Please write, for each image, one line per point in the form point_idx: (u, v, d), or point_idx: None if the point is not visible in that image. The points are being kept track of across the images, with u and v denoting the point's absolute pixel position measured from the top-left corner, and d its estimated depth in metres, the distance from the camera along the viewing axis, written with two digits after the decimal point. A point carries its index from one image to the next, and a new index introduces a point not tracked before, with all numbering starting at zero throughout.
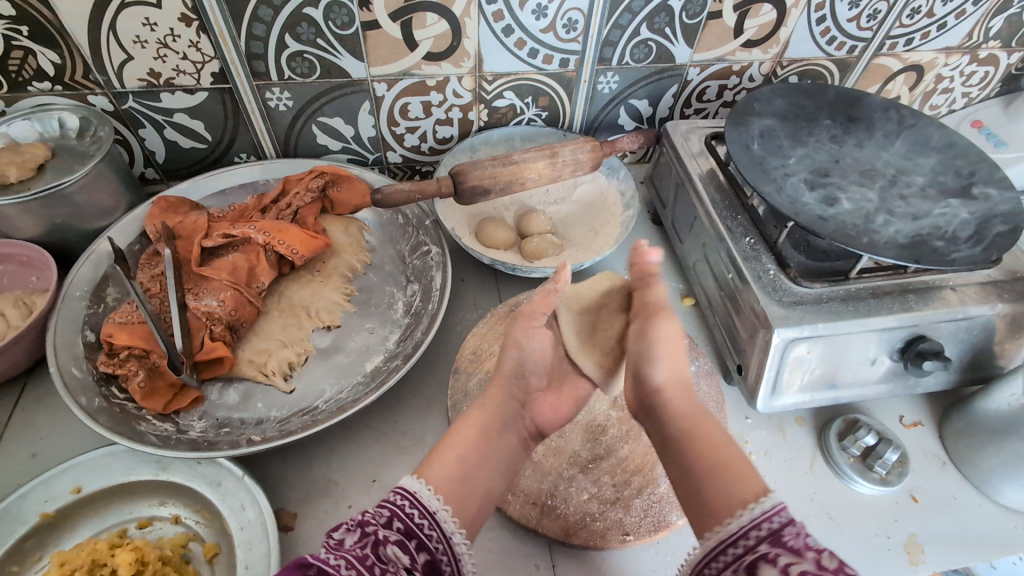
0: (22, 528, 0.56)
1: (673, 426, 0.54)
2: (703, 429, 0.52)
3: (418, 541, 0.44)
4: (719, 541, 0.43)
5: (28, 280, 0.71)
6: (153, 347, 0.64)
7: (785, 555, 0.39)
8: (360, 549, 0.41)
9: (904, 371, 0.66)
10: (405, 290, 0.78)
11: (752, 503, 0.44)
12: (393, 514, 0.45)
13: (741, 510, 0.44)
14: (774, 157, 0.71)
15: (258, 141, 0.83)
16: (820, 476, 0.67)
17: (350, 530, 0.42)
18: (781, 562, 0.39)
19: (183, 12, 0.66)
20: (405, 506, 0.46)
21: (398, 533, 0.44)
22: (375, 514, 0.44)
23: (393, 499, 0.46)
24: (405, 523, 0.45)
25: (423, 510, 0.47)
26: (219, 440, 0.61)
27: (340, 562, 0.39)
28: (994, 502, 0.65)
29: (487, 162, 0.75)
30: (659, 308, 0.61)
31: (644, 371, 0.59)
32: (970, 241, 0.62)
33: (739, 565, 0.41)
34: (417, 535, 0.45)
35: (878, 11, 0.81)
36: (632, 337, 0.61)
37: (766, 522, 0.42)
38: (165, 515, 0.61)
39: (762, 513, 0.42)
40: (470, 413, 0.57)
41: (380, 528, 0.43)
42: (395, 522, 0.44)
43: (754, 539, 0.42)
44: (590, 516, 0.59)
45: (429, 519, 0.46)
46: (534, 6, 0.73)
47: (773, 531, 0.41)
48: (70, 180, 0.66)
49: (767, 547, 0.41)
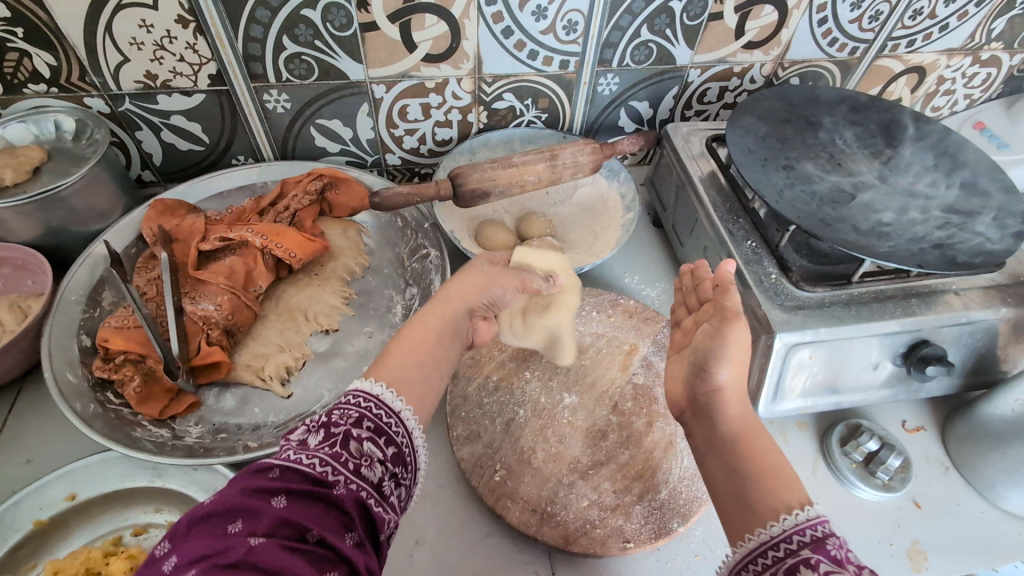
0: (15, 536, 0.56)
1: (722, 427, 0.53)
2: (754, 436, 0.51)
3: (389, 437, 0.45)
4: (761, 542, 0.44)
5: (23, 284, 0.70)
6: (149, 352, 0.63)
7: (827, 562, 0.40)
8: (330, 448, 0.42)
9: (907, 375, 0.65)
10: (404, 293, 0.77)
11: (795, 511, 0.44)
12: (363, 415, 0.44)
13: (784, 515, 0.44)
14: (776, 160, 0.70)
15: (255, 143, 0.83)
16: (823, 482, 0.67)
17: (313, 432, 0.43)
18: (822, 569, 0.40)
19: (180, 13, 0.66)
20: (373, 407, 0.45)
21: (369, 431, 0.44)
22: (342, 414, 0.44)
23: (356, 400, 0.45)
24: (375, 423, 0.45)
25: (388, 411, 0.46)
26: (216, 446, 0.61)
27: (314, 461, 0.40)
28: (997, 508, 0.65)
29: (487, 165, 0.74)
30: (735, 312, 0.54)
31: (708, 371, 0.54)
32: (975, 246, 0.62)
33: (778, 568, 0.42)
34: (386, 432, 0.45)
35: (880, 12, 0.80)
36: (704, 335, 0.56)
37: (810, 529, 0.42)
38: (161, 522, 0.60)
39: (806, 520, 0.43)
40: (424, 315, 0.55)
41: (348, 428, 0.43)
42: (365, 421, 0.44)
43: (797, 544, 0.42)
44: (590, 523, 0.59)
45: (395, 418, 0.46)
46: (534, 7, 0.72)
47: (817, 538, 0.42)
48: (66, 182, 0.66)
49: (810, 552, 0.41)
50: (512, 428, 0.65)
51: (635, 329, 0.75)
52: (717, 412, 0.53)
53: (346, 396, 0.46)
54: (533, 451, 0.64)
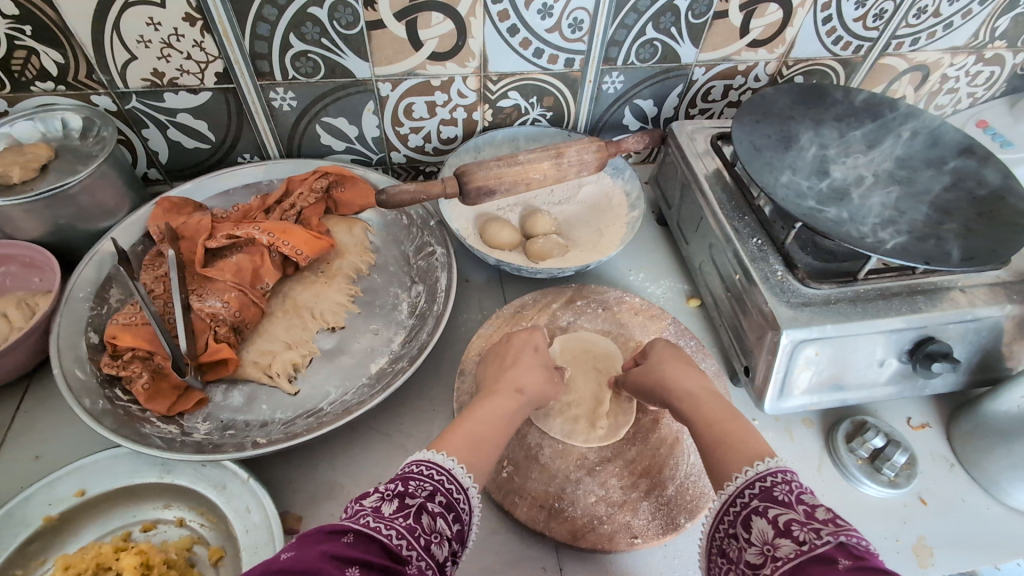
0: (25, 531, 0.56)
1: (675, 393, 0.59)
2: (706, 403, 0.56)
3: (457, 514, 0.45)
4: (722, 503, 0.47)
5: (30, 281, 0.71)
6: (157, 349, 0.63)
7: (775, 508, 0.43)
8: (403, 518, 0.41)
9: (913, 372, 0.65)
10: (410, 291, 0.78)
11: (744, 468, 0.47)
12: (435, 489, 0.45)
13: (736, 474, 0.47)
14: (781, 159, 0.71)
15: (262, 141, 0.83)
16: (828, 479, 0.67)
17: (388, 500, 0.42)
18: (771, 513, 0.42)
19: (187, 11, 0.66)
20: (444, 481, 0.46)
21: (441, 505, 0.44)
22: (418, 485, 0.44)
23: (428, 473, 0.46)
24: (446, 497, 0.45)
25: (459, 485, 0.46)
26: (225, 442, 0.61)
27: (391, 532, 0.40)
28: (1002, 504, 0.65)
29: (494, 163, 0.74)
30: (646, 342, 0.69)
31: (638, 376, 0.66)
32: (981, 242, 0.62)
33: (737, 522, 0.45)
34: (455, 508, 0.45)
35: (885, 10, 0.80)
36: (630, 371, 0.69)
37: (759, 481, 0.45)
38: (170, 518, 0.61)
39: (755, 474, 0.45)
40: (488, 408, 0.56)
41: (423, 500, 0.43)
42: (438, 496, 0.44)
43: (748, 497, 0.45)
44: (598, 518, 0.59)
45: (463, 494, 0.46)
46: (540, 6, 0.72)
47: (765, 489, 0.44)
48: (74, 180, 0.66)
49: (759, 502, 0.44)
50: (520, 426, 0.65)
51: (640, 327, 0.75)
52: (668, 385, 0.60)
53: (416, 467, 0.46)
54: (540, 448, 0.64)
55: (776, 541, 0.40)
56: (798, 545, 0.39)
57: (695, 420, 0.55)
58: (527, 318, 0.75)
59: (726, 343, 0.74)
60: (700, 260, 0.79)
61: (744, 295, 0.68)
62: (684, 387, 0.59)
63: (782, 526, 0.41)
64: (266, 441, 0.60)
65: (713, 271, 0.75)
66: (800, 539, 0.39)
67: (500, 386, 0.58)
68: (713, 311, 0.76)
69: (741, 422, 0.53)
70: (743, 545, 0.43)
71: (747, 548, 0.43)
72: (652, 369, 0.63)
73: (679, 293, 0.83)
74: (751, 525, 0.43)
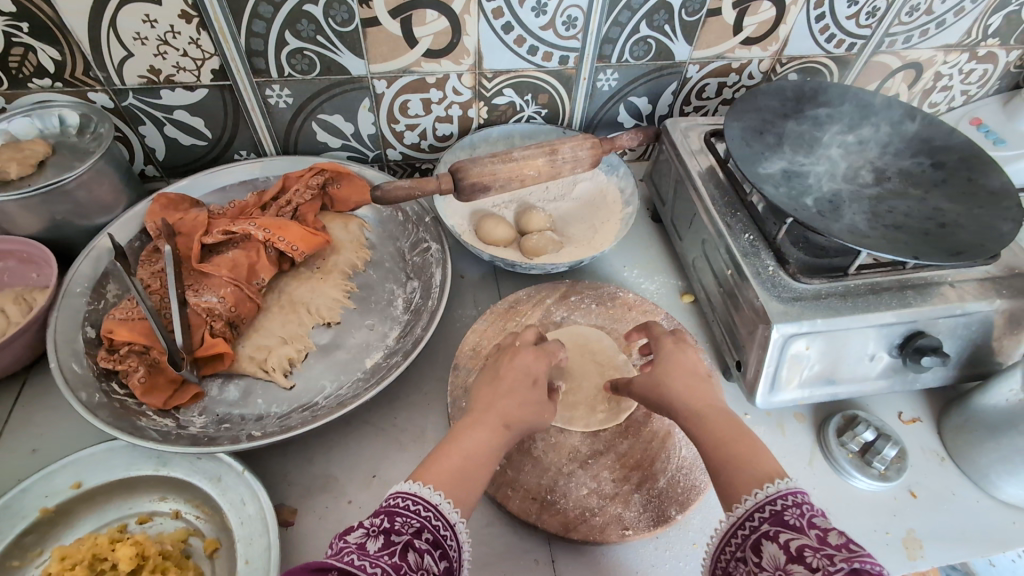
0: (22, 523, 0.56)
1: (681, 407, 0.57)
2: (716, 415, 0.55)
3: (444, 551, 0.45)
4: (731, 524, 0.47)
5: (27, 277, 0.71)
6: (153, 344, 0.64)
7: (787, 533, 0.43)
8: (388, 557, 0.41)
9: (904, 367, 0.66)
10: (405, 287, 0.78)
11: (755, 489, 0.47)
12: (422, 526, 0.45)
13: (748, 496, 0.47)
14: (772, 156, 0.71)
15: (258, 138, 0.83)
16: (819, 472, 0.68)
17: (374, 537, 0.42)
18: (781, 538, 0.43)
19: (183, 9, 0.66)
20: (431, 517, 0.46)
21: (427, 543, 0.44)
22: (405, 522, 0.44)
23: (415, 509, 0.45)
24: (432, 534, 0.45)
25: (446, 522, 0.46)
26: (219, 436, 0.61)
27: (376, 570, 0.39)
28: (992, 498, 0.66)
29: (488, 160, 0.75)
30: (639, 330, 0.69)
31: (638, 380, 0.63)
32: (970, 236, 0.62)
33: (746, 545, 0.45)
34: (442, 545, 0.45)
35: (877, 8, 0.81)
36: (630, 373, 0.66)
37: (769, 504, 0.45)
38: (165, 510, 0.61)
39: (766, 497, 0.46)
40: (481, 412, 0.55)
41: (408, 538, 0.43)
42: (424, 533, 0.44)
43: (757, 520, 0.45)
44: (590, 510, 0.59)
45: (450, 531, 0.46)
46: (534, 3, 0.73)
47: (775, 512, 0.45)
48: (71, 176, 0.66)
49: (770, 526, 0.44)
50: None
51: (633, 322, 0.76)
52: (675, 399, 0.58)
53: (402, 501, 0.46)
54: (533, 441, 0.64)
55: (788, 567, 0.41)
56: (812, 571, 0.39)
57: (704, 435, 0.54)
58: (521, 314, 0.75)
59: (719, 339, 0.74)
60: (693, 257, 0.79)
61: (736, 291, 0.68)
62: (687, 397, 0.57)
63: (794, 551, 0.41)
64: (260, 434, 0.61)
65: (706, 268, 0.75)
66: (813, 565, 0.40)
67: (478, 392, 0.59)
68: (707, 308, 0.77)
69: (752, 438, 0.52)
70: (752, 569, 0.43)
71: (758, 572, 0.43)
72: (655, 382, 0.60)
73: (672, 288, 0.84)
74: (761, 549, 0.44)
